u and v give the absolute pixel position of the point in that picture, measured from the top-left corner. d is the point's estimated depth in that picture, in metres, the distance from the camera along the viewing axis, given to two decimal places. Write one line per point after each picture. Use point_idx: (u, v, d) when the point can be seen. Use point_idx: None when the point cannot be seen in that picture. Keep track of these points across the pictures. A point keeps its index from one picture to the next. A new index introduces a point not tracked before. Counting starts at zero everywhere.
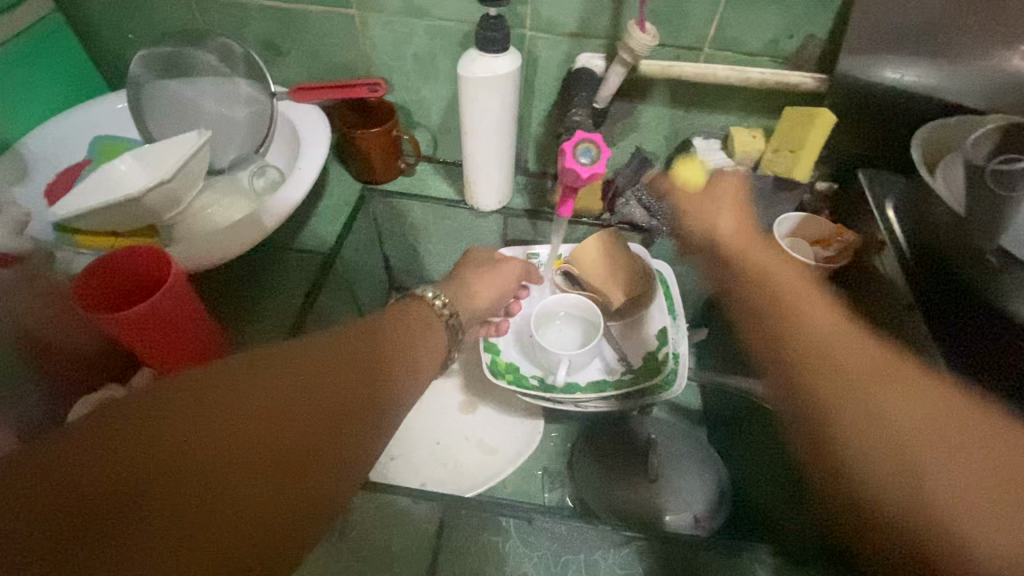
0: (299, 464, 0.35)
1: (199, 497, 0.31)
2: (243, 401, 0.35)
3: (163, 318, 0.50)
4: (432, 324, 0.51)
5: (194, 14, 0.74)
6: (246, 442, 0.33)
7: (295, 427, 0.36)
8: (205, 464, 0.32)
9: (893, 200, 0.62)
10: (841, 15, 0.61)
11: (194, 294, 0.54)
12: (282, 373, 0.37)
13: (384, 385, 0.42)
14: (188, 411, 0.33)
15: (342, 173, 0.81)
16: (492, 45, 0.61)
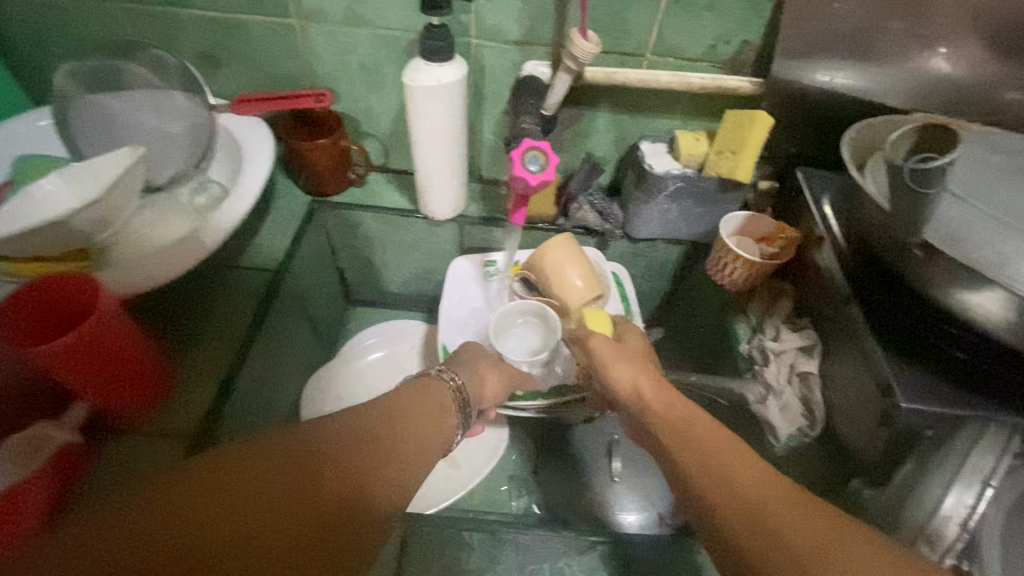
0: (332, 538, 0.38)
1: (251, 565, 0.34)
2: (294, 476, 0.38)
3: (99, 347, 0.48)
4: (446, 406, 0.56)
5: (123, 25, 0.70)
6: (292, 514, 0.37)
7: (335, 503, 0.39)
8: (258, 535, 0.35)
9: (828, 196, 0.65)
10: (773, 21, 0.63)
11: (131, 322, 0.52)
12: (326, 449, 0.41)
13: (406, 463, 0.46)
14: (243, 482, 0.36)
15: (290, 186, 0.79)
16: (437, 55, 0.60)
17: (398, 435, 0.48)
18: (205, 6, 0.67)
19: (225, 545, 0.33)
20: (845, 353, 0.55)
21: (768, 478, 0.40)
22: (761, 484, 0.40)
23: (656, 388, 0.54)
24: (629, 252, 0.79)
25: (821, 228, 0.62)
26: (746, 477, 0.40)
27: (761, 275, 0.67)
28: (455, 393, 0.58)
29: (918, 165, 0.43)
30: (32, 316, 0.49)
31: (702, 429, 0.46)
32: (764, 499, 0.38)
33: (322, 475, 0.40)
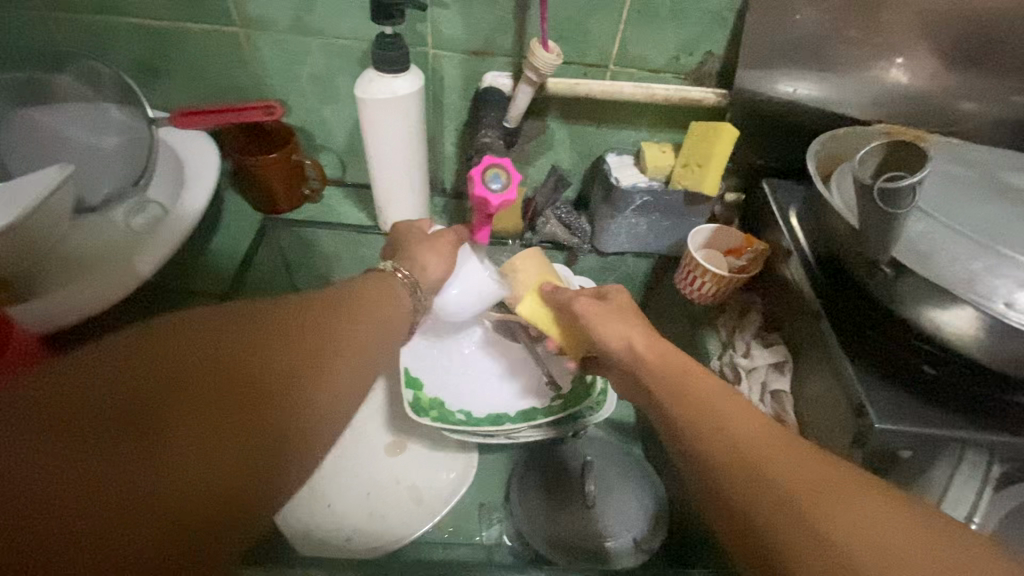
0: (264, 411, 0.34)
1: (154, 434, 0.30)
2: (206, 347, 0.34)
3: None
4: (398, 293, 0.51)
5: (49, 32, 0.65)
6: (203, 385, 0.33)
7: (260, 375, 0.35)
8: (161, 403, 0.31)
9: (795, 208, 0.65)
10: (735, 32, 0.63)
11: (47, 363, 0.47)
12: (248, 326, 0.37)
13: (353, 342, 0.42)
14: (132, 361, 0.32)
15: (239, 204, 0.74)
16: (391, 66, 0.57)
17: (342, 320, 0.42)
18: (140, 12, 0.63)
19: (121, 413, 0.30)
20: (817, 369, 0.53)
21: (798, 454, 0.39)
22: (796, 464, 0.38)
23: (648, 339, 0.53)
24: (599, 266, 0.77)
25: (788, 241, 0.62)
26: (778, 457, 0.39)
27: (730, 288, 0.66)
28: (407, 286, 0.53)
29: (889, 184, 0.40)
30: None
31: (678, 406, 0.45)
32: (802, 480, 0.37)
33: (241, 347, 0.35)
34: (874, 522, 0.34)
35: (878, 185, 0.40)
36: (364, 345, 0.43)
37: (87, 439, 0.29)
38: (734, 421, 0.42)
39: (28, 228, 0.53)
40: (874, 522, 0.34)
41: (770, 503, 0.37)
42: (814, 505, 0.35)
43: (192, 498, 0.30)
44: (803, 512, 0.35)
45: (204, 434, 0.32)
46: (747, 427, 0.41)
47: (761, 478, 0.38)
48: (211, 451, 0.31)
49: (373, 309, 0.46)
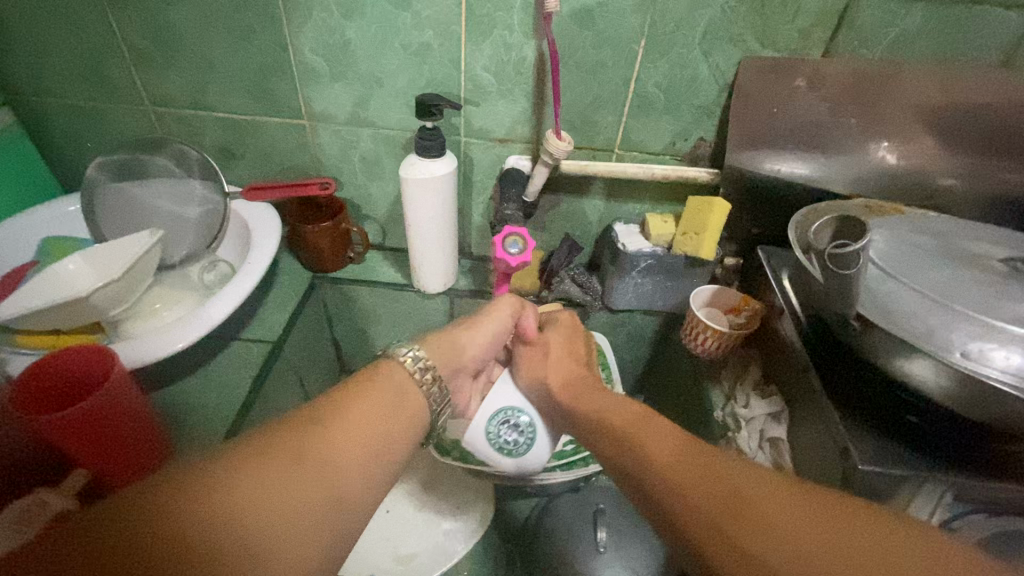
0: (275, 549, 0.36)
1: (207, 535, 0.34)
2: (252, 461, 0.39)
3: (107, 418, 0.52)
4: (415, 394, 0.52)
5: (152, 125, 0.79)
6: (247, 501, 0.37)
7: (289, 474, 0.39)
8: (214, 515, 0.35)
9: (787, 271, 0.72)
10: (722, 123, 0.73)
11: (136, 394, 0.55)
12: (276, 456, 0.40)
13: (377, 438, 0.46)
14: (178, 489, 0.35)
15: (292, 264, 0.85)
16: (429, 152, 0.69)
17: (351, 429, 0.44)
18: (228, 109, 0.76)
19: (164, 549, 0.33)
20: (810, 421, 0.57)
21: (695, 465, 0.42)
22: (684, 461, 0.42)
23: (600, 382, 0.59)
24: (609, 321, 0.84)
25: (781, 302, 0.68)
26: (673, 460, 0.43)
27: (730, 344, 0.72)
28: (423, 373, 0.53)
29: (837, 251, 0.52)
30: (46, 387, 0.53)
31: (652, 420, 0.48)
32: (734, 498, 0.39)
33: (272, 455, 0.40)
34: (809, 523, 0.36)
35: (827, 252, 0.52)
36: (374, 449, 0.45)
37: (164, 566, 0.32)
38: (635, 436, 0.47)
39: (120, 281, 0.63)
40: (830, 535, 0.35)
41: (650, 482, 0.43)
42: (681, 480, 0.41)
43: None
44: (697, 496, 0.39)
45: (255, 526, 0.36)
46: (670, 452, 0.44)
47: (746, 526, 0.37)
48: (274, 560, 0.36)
49: (376, 410, 0.47)
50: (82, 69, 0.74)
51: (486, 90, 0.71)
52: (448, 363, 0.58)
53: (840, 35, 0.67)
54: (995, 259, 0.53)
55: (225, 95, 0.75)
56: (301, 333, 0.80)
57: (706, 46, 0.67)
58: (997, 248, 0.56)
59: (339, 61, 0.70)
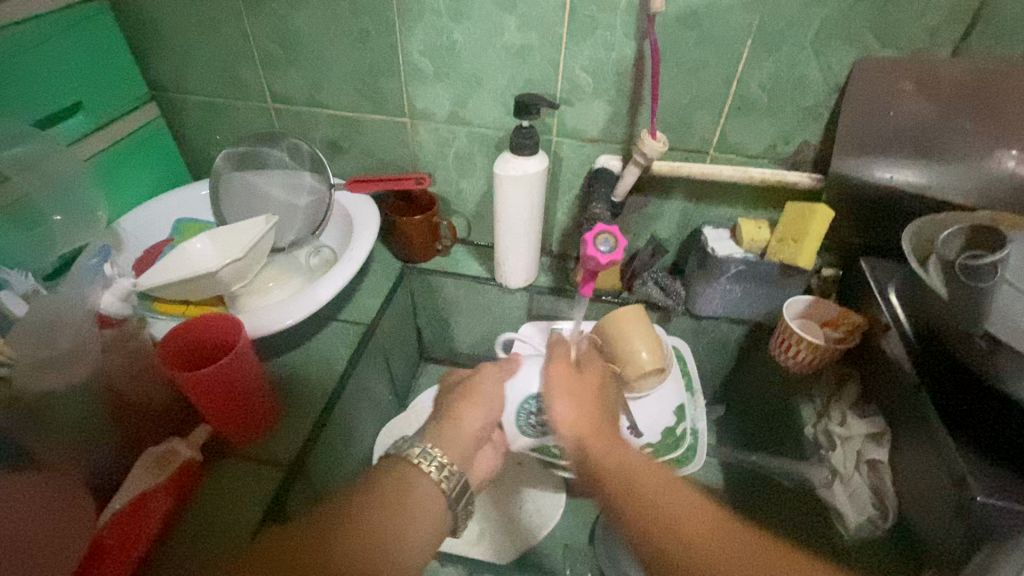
0: None
1: None
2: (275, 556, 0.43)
3: (230, 379, 0.57)
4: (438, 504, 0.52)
5: (273, 120, 0.87)
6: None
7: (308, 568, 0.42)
8: None
9: (894, 285, 0.67)
10: (829, 126, 0.70)
11: (254, 364, 0.61)
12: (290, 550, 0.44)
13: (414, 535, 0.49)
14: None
15: (385, 253, 0.90)
16: (524, 149, 0.70)
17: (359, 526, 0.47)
18: (339, 106, 0.83)
19: None
20: (917, 445, 0.54)
21: (711, 532, 0.45)
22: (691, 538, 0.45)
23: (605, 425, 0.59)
24: (691, 327, 0.82)
25: (887, 317, 0.63)
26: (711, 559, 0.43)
27: (824, 359, 0.69)
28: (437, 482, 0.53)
29: (969, 262, 0.48)
30: (172, 358, 0.59)
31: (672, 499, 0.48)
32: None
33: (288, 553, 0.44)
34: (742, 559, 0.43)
35: (956, 264, 0.48)
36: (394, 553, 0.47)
37: None
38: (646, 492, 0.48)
39: (243, 259, 0.70)
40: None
41: (662, 542, 0.45)
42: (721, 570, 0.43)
43: None
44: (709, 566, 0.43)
45: None
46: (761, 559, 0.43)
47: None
48: None
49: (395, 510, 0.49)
50: (218, 69, 0.83)
51: (583, 90, 0.72)
52: (460, 450, 0.58)
53: (974, 33, 0.62)
54: None
55: (338, 94, 0.81)
56: (391, 318, 0.85)
57: (818, 44, 0.64)
58: None
59: (443, 62, 0.74)
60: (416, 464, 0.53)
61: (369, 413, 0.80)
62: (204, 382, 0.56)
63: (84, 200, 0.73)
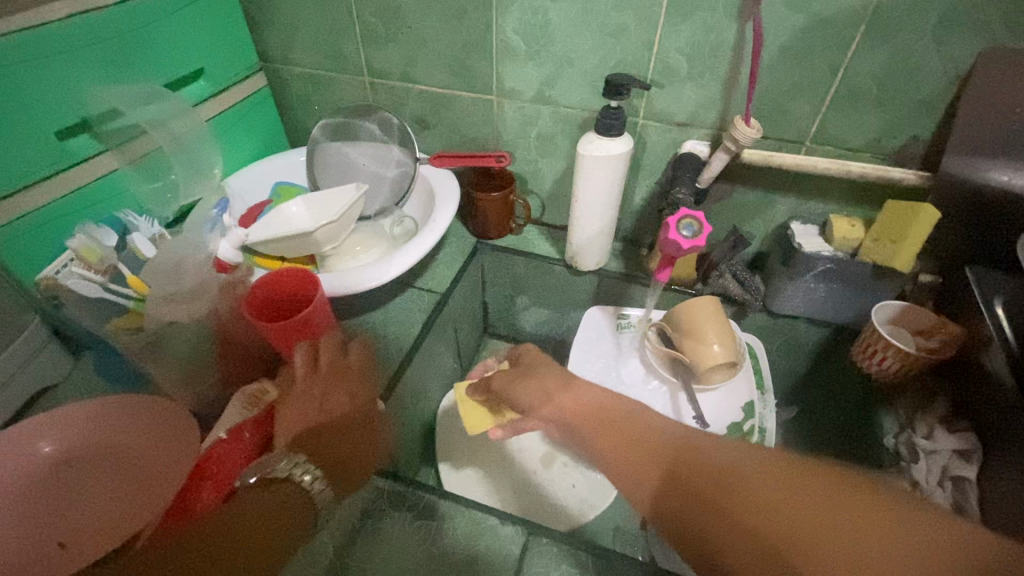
0: None
1: None
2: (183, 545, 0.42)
3: (308, 327, 0.62)
4: (310, 498, 0.49)
5: (368, 94, 0.92)
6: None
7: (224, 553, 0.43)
8: None
9: (1002, 299, 0.60)
10: (945, 120, 0.65)
11: (327, 314, 0.65)
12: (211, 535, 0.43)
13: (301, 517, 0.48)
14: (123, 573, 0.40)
15: (461, 228, 0.94)
16: (609, 130, 0.71)
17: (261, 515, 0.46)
18: (430, 82, 0.86)
19: None
20: (1019, 468, 0.51)
21: (800, 483, 0.42)
22: (779, 492, 0.41)
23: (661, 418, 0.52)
24: (766, 325, 0.79)
25: (991, 329, 0.58)
26: (786, 498, 0.41)
27: (917, 367, 0.65)
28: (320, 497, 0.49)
29: None
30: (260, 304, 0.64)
31: (734, 465, 0.45)
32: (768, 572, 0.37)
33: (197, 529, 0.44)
34: (813, 505, 0.40)
35: None
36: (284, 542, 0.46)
37: None
38: (737, 466, 0.44)
39: (335, 223, 0.75)
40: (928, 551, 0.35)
41: (723, 526, 0.42)
42: (734, 558, 0.40)
43: None
44: (750, 545, 0.40)
45: None
46: (735, 502, 0.41)
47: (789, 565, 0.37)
48: None
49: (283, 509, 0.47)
50: (322, 43, 0.88)
51: (676, 73, 0.71)
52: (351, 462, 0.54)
53: None
54: None
55: (430, 70, 0.84)
56: (464, 290, 0.88)
57: (942, 31, 0.59)
58: None
59: (536, 40, 0.75)
60: (299, 481, 0.48)
61: (436, 378, 0.83)
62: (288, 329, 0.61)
63: (198, 158, 0.81)
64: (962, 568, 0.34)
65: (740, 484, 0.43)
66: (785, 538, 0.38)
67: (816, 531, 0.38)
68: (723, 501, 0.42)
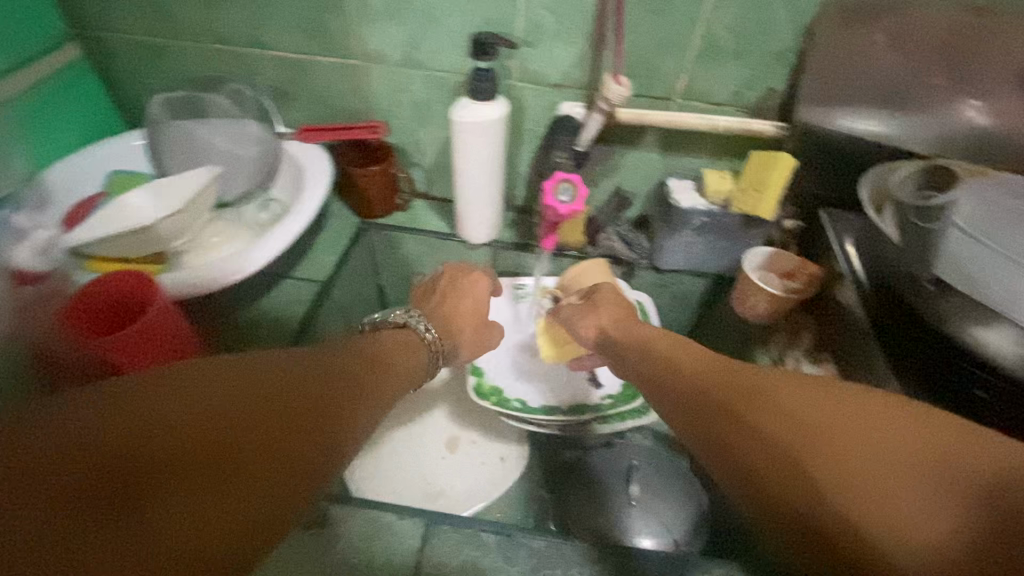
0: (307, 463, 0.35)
1: (258, 452, 0.32)
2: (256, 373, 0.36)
3: (159, 331, 0.55)
4: (417, 350, 0.60)
5: (213, 63, 0.80)
6: (216, 394, 0.33)
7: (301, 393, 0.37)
8: (172, 426, 0.30)
9: (852, 237, 0.67)
10: (794, 72, 0.68)
11: (178, 314, 0.58)
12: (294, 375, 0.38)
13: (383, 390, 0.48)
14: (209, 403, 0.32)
15: (341, 208, 0.86)
16: (481, 94, 0.67)
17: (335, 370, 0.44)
18: (284, 48, 0.77)
19: (230, 454, 0.31)
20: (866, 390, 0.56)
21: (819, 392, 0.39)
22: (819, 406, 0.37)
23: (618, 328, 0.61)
24: (654, 282, 0.82)
25: (844, 267, 0.63)
26: (815, 409, 0.37)
27: (783, 309, 0.69)
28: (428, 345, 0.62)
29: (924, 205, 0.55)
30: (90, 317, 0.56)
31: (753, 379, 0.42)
32: (793, 480, 0.34)
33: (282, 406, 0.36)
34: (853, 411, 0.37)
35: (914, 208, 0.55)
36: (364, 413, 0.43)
37: (198, 448, 0.30)
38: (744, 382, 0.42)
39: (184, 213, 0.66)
40: (962, 456, 0.32)
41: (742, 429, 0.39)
42: (754, 460, 0.37)
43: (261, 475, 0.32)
44: (767, 451, 0.37)
45: (258, 444, 0.32)
46: (761, 411, 0.39)
47: (810, 469, 0.34)
48: (308, 476, 0.35)
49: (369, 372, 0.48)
50: (146, 3, 0.75)
51: (544, 30, 0.68)
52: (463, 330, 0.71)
53: None
54: None
55: (282, 34, 0.75)
56: (350, 275, 0.82)
57: None
58: None
59: None
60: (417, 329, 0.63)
61: None
62: (130, 336, 0.52)
63: None
64: (972, 462, 0.31)
65: (770, 393, 0.40)
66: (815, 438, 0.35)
67: (845, 431, 0.35)
68: (741, 412, 0.40)
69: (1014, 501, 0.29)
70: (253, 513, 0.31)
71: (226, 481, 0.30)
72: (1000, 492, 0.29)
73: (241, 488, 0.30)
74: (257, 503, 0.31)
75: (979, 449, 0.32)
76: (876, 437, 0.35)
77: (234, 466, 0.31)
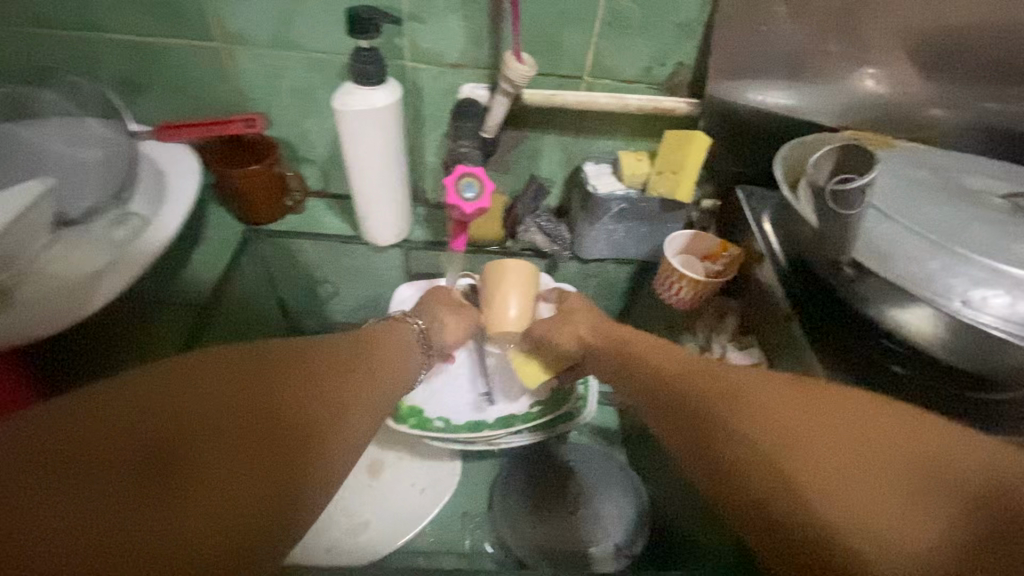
0: (292, 463, 0.35)
1: (233, 457, 0.33)
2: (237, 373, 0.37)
3: None
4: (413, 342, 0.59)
5: (35, 50, 0.66)
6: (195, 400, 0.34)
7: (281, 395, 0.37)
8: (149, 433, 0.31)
9: (769, 213, 0.65)
10: (704, 44, 0.64)
11: None
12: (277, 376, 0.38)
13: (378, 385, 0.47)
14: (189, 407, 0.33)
15: (223, 216, 0.75)
16: (367, 78, 0.59)
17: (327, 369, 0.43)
18: (125, 29, 0.64)
19: (201, 458, 0.32)
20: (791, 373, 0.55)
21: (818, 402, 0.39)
22: (802, 411, 0.38)
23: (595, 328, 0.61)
24: (579, 273, 0.77)
25: (762, 247, 0.62)
26: (794, 399, 0.39)
27: (706, 293, 0.66)
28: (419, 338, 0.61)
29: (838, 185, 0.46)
30: None
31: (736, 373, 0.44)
32: (754, 459, 0.36)
33: (270, 405, 0.36)
34: (852, 423, 0.37)
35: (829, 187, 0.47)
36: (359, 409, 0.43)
37: (175, 453, 0.31)
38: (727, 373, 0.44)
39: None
40: (927, 451, 0.34)
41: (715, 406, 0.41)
42: (731, 460, 0.38)
43: (236, 478, 0.32)
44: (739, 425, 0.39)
45: (233, 450, 0.33)
46: (740, 409, 0.40)
47: (781, 461, 0.35)
48: (294, 476, 0.35)
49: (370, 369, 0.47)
50: None
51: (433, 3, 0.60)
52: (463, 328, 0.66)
53: None
54: (997, 196, 0.49)
55: (119, 12, 0.62)
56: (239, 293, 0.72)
57: None
58: (998, 182, 0.52)
59: None
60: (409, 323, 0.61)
61: None
62: None
63: None
64: (962, 469, 0.33)
65: (754, 378, 0.42)
66: (791, 436, 0.37)
67: (813, 410, 0.38)
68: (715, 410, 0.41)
69: (1001, 515, 0.30)
70: (230, 520, 0.31)
71: (199, 487, 0.31)
72: (992, 498, 0.31)
73: (219, 490, 0.32)
74: (231, 507, 0.31)
75: (958, 451, 0.34)
76: (852, 436, 0.36)
77: (209, 474, 0.32)
